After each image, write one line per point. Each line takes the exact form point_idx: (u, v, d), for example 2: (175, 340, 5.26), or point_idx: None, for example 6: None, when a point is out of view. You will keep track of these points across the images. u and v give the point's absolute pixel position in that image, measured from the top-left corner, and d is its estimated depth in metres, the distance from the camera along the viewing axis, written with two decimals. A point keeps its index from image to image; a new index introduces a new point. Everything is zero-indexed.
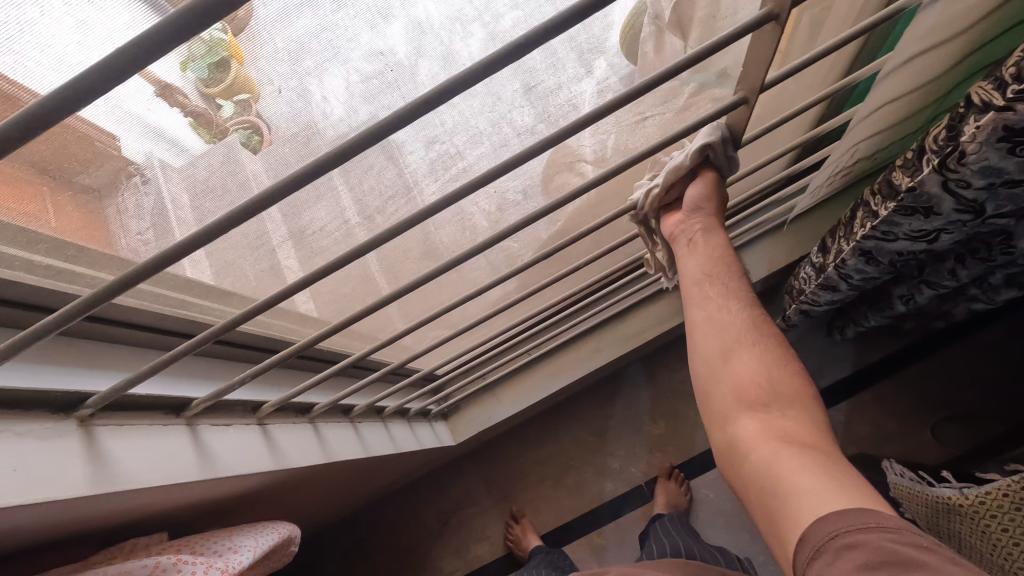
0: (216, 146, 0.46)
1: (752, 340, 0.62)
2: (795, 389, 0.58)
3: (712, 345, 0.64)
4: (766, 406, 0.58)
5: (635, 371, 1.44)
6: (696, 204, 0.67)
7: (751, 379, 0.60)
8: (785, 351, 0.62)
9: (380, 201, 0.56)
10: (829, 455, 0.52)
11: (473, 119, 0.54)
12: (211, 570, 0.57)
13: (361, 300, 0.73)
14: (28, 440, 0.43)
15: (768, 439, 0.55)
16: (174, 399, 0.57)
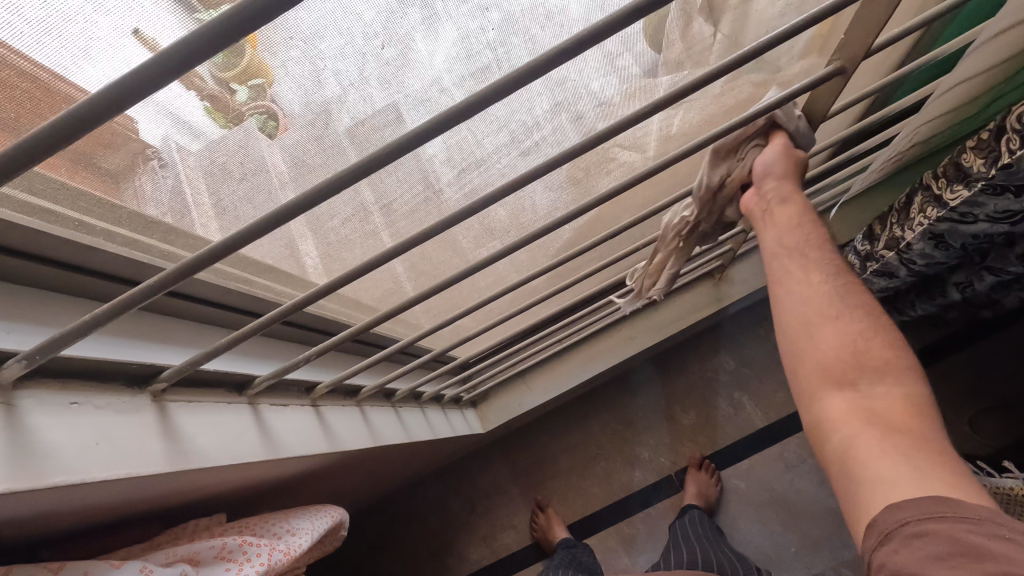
0: (233, 131, 0.42)
1: (840, 307, 0.50)
2: (888, 360, 0.48)
3: (792, 309, 0.53)
4: (852, 382, 0.48)
5: (666, 360, 1.42)
6: (767, 171, 0.55)
7: (834, 352, 0.49)
8: (877, 317, 0.50)
9: (406, 207, 0.56)
10: (921, 439, 0.44)
11: (491, 134, 0.53)
12: (276, 552, 0.55)
13: (419, 281, 0.72)
14: (106, 415, 0.41)
15: (846, 421, 0.47)
16: (238, 377, 0.55)
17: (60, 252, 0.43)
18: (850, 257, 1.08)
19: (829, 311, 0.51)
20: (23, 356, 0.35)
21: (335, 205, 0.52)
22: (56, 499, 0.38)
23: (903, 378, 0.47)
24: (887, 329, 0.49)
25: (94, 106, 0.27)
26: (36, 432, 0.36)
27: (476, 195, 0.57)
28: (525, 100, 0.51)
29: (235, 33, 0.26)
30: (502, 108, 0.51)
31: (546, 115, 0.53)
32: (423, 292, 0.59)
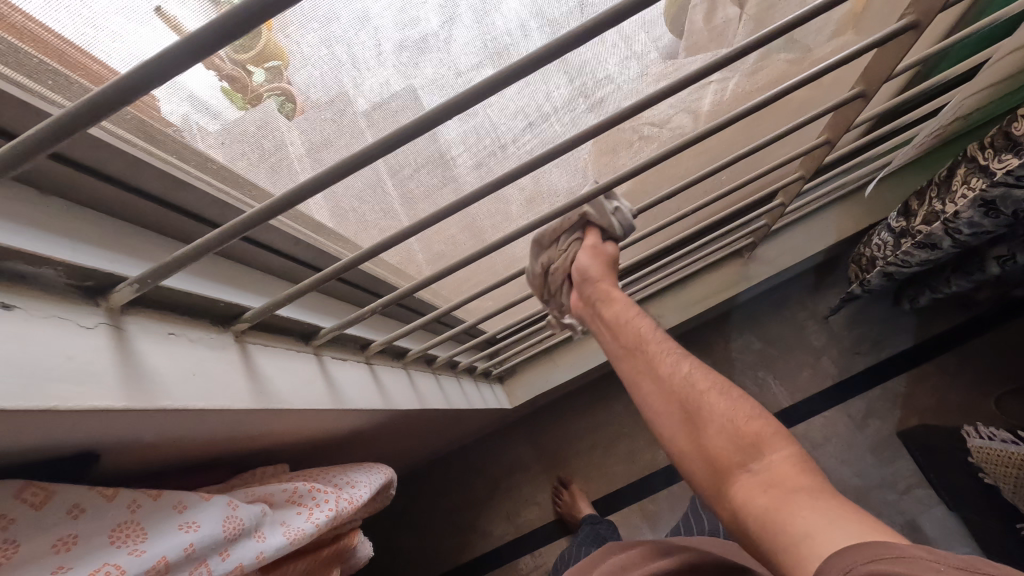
0: (251, 113, 0.41)
1: (701, 393, 0.56)
2: (758, 432, 0.51)
3: (665, 413, 0.58)
4: (742, 464, 0.50)
5: (690, 341, 1.43)
6: (584, 273, 0.67)
7: (714, 439, 0.53)
8: (732, 394, 0.55)
9: (472, 162, 0.57)
10: (818, 489, 0.46)
11: (506, 120, 0.54)
12: (341, 501, 0.56)
13: (470, 243, 0.72)
14: (199, 349, 0.41)
15: (754, 496, 0.48)
16: (306, 326, 0.56)
17: (157, 187, 0.40)
18: (883, 235, 1.08)
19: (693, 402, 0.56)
20: (136, 281, 0.35)
21: (398, 159, 0.53)
22: (157, 425, 0.38)
23: (780, 442, 0.51)
24: (747, 401, 0.55)
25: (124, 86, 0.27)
26: (141, 356, 0.36)
27: (489, 175, 0.58)
28: (543, 86, 0.52)
29: (238, 30, 0.26)
30: (518, 91, 0.51)
31: (564, 95, 0.53)
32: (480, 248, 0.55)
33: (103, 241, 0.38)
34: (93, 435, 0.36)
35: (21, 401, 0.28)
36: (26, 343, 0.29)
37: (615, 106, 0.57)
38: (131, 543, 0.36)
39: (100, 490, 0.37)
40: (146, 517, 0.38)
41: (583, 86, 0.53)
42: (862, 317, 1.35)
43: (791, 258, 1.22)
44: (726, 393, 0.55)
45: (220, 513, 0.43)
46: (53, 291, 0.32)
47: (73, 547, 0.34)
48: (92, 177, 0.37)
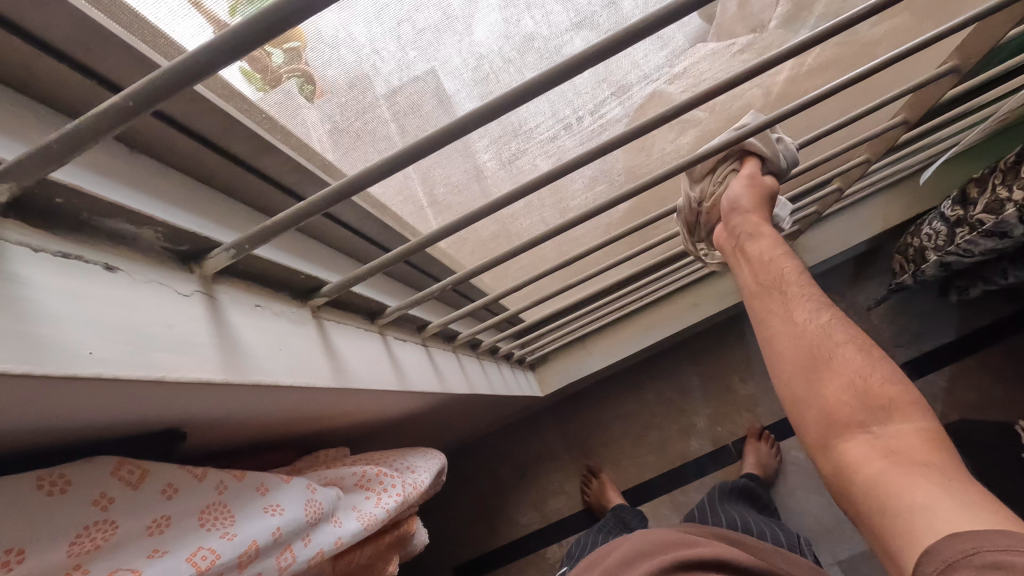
0: (270, 96, 0.38)
1: (833, 347, 0.52)
2: (892, 397, 0.48)
3: (790, 352, 0.55)
4: (863, 424, 0.48)
5: (724, 330, 1.40)
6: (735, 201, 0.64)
7: (838, 396, 0.50)
8: (875, 354, 0.51)
9: (516, 153, 0.55)
10: (947, 467, 0.43)
11: (537, 126, 0.53)
12: (406, 486, 0.54)
13: (529, 224, 0.70)
14: (282, 324, 0.39)
15: (873, 459, 0.46)
16: (373, 304, 0.53)
17: (238, 145, 0.37)
18: (935, 224, 1.04)
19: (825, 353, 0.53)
20: (232, 246, 0.32)
21: (451, 151, 0.52)
22: (244, 402, 0.36)
23: (914, 413, 0.47)
24: (888, 362, 0.51)
25: (190, 70, 0.21)
26: (233, 327, 0.34)
27: (518, 177, 0.57)
28: (566, 88, 0.51)
29: (286, 22, 0.21)
30: (546, 98, 0.51)
31: (588, 90, 0.52)
32: (531, 237, 0.52)
33: (185, 203, 0.35)
34: (184, 412, 0.33)
35: (130, 367, 0.25)
36: (132, 306, 0.27)
37: (653, 89, 0.55)
38: (221, 525, 0.35)
39: (190, 469, 0.36)
40: (232, 499, 0.37)
41: (616, 84, 0.53)
42: (903, 309, 1.32)
43: (835, 246, 1.18)
44: (866, 350, 0.51)
45: (302, 496, 0.41)
46: (147, 253, 0.30)
47: (166, 529, 0.32)
48: (176, 131, 0.34)
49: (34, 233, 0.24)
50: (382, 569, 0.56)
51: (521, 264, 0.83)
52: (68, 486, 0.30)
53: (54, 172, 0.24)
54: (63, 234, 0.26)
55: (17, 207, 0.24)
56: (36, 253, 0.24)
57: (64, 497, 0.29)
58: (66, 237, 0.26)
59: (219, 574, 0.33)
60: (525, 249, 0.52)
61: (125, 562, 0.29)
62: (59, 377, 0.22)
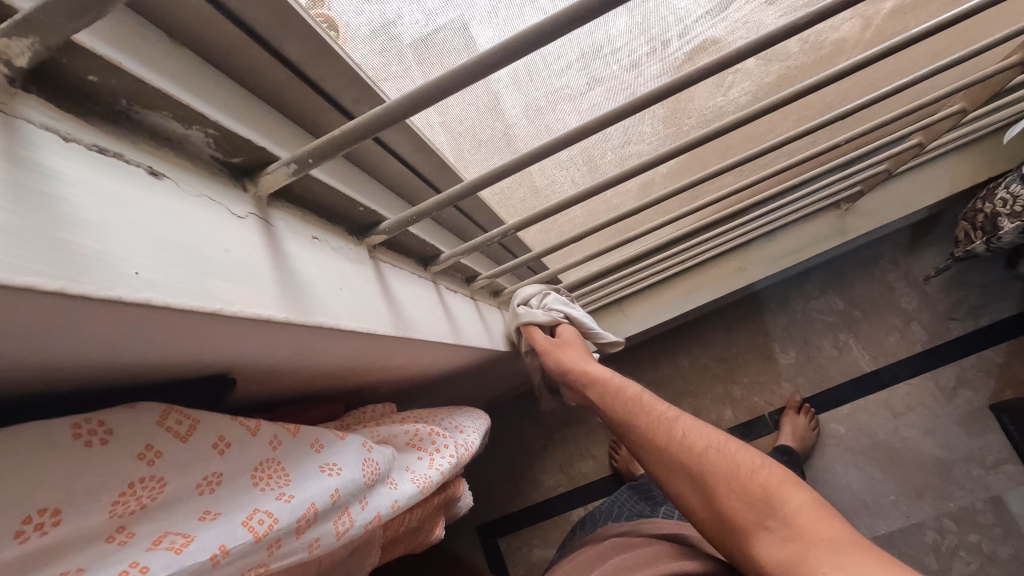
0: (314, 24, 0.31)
1: (697, 450, 0.53)
2: (766, 484, 0.48)
3: (670, 473, 0.54)
4: (758, 521, 0.46)
5: (767, 297, 1.34)
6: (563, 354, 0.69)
7: (724, 497, 0.49)
8: (730, 446, 0.53)
9: (550, 102, 0.49)
10: (844, 540, 0.41)
11: (560, 76, 0.47)
12: (458, 448, 0.50)
13: (589, 169, 0.65)
14: (342, 262, 0.34)
15: (778, 558, 0.43)
16: (427, 249, 0.48)
17: (292, 47, 0.31)
18: (1014, 187, 0.96)
19: (695, 461, 0.53)
20: (294, 159, 0.27)
21: (476, 98, 0.46)
22: (299, 349, 0.32)
23: (789, 490, 0.47)
24: (749, 450, 0.52)
25: None
26: (292, 259, 0.29)
27: (548, 134, 0.51)
28: (608, 30, 0.45)
29: None
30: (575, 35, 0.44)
31: (624, 40, 0.46)
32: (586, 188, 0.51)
33: (235, 110, 0.29)
34: (233, 356, 0.29)
35: (190, 298, 0.21)
36: (181, 219, 0.22)
37: (696, 39, 0.48)
38: (276, 486, 0.32)
39: (242, 422, 0.33)
40: (287, 456, 0.34)
41: (660, 35, 0.47)
42: (961, 281, 1.25)
43: (896, 210, 1.11)
44: (723, 447, 0.53)
45: (357, 455, 0.37)
46: (198, 161, 0.25)
47: (217, 488, 0.30)
48: (226, 20, 0.28)
49: (59, 116, 0.19)
50: (429, 532, 0.53)
51: (573, 217, 0.77)
52: (108, 437, 0.27)
53: (81, 34, 0.19)
54: (99, 125, 0.21)
55: (36, 79, 0.19)
56: (63, 142, 0.19)
57: (104, 451, 0.27)
58: (99, 128, 0.21)
59: (276, 540, 0.30)
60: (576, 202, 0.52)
61: (175, 525, 0.27)
62: (101, 299, 0.17)
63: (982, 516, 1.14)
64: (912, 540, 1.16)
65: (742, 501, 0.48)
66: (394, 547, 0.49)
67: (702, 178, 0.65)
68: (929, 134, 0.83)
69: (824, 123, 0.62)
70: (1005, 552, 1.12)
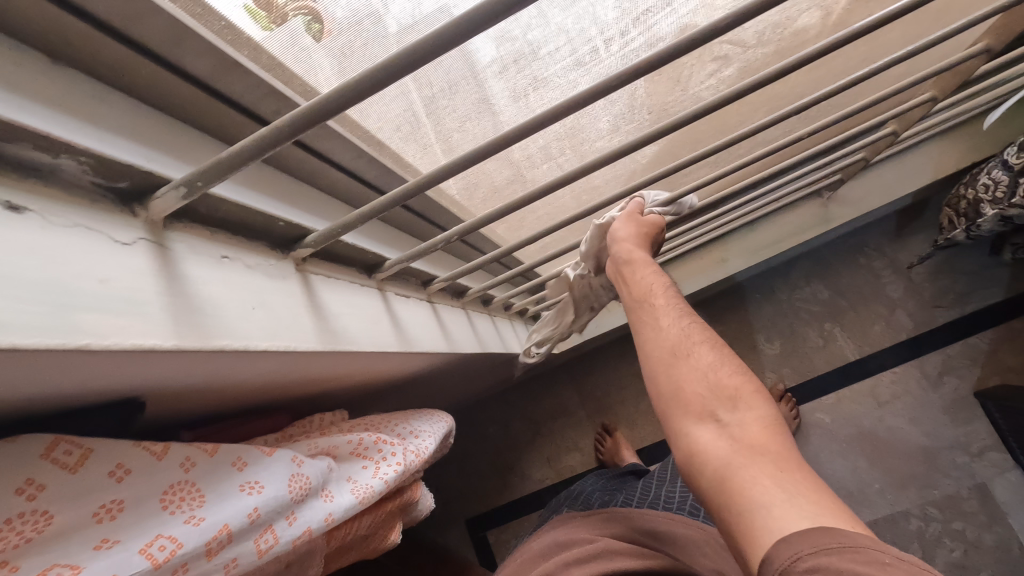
0: (275, 35, 0.33)
1: (691, 343, 0.53)
2: (737, 387, 0.48)
3: (659, 347, 0.54)
4: (712, 413, 0.47)
5: (752, 287, 1.33)
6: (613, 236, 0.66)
7: (687, 386, 0.50)
8: (723, 351, 0.52)
9: (530, 84, 0.47)
10: (789, 458, 0.42)
11: (513, 76, 0.47)
12: (408, 454, 0.50)
13: (548, 169, 0.64)
14: (257, 277, 0.34)
15: (716, 448, 0.45)
16: (370, 257, 0.48)
17: (197, 64, 0.31)
18: (994, 173, 0.95)
19: (682, 349, 0.53)
20: (182, 183, 0.27)
21: (452, 68, 0.44)
22: (210, 368, 0.32)
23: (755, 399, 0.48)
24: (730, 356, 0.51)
25: None
26: (190, 280, 0.28)
27: (532, 115, 0.49)
28: (554, 23, 0.44)
29: None
30: (555, 6, 0.43)
31: (609, 19, 0.45)
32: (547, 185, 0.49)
33: (133, 132, 0.29)
34: (135, 380, 0.29)
35: (47, 334, 0.21)
36: (44, 253, 0.22)
37: (639, 39, 0.47)
38: (187, 509, 0.32)
39: (147, 448, 0.33)
40: (203, 477, 0.34)
41: (603, 34, 0.46)
42: (947, 268, 1.23)
43: (878, 198, 1.09)
44: (718, 346, 0.52)
45: (285, 471, 0.37)
46: (71, 190, 0.25)
47: (118, 515, 0.30)
48: (114, 42, 0.27)
49: None
50: (382, 538, 0.53)
51: (541, 215, 0.77)
52: None
53: None
54: None
55: None
56: None
57: None
58: None
59: (183, 564, 0.30)
60: (530, 203, 0.50)
61: (65, 556, 0.27)
62: None
63: (967, 503, 1.14)
64: (897, 528, 1.16)
65: (706, 395, 0.48)
66: (344, 555, 0.49)
67: (664, 172, 0.63)
68: (902, 123, 0.81)
69: (784, 117, 0.61)
70: (989, 539, 1.12)
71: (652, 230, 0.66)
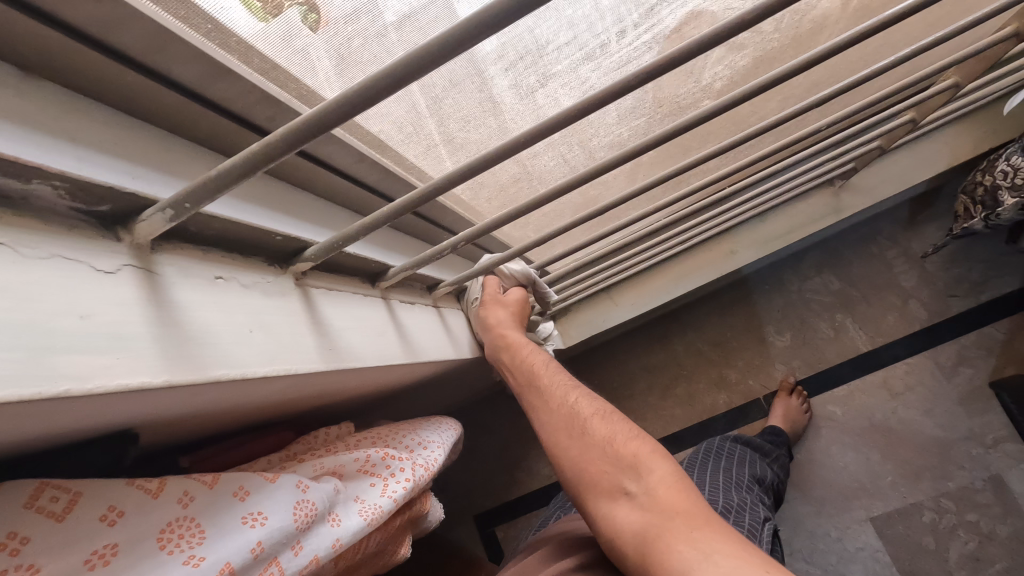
0: (272, 27, 0.31)
1: (583, 419, 0.54)
2: (637, 454, 0.49)
3: (553, 435, 0.56)
4: (620, 488, 0.48)
5: (762, 279, 1.31)
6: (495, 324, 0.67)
7: (595, 464, 0.50)
8: (614, 419, 0.54)
9: (540, 78, 0.45)
10: (698, 516, 0.43)
11: (519, 72, 0.44)
12: (417, 468, 0.48)
13: (559, 167, 0.61)
14: (253, 296, 0.32)
15: (632, 525, 0.45)
16: (373, 266, 0.46)
17: (184, 71, 0.29)
18: (1014, 160, 0.92)
19: (575, 429, 0.54)
20: (168, 205, 0.25)
21: (456, 69, 0.42)
22: (211, 396, 0.30)
23: (657, 461, 0.49)
24: (625, 423, 0.53)
25: None
26: (181, 308, 0.26)
27: (560, 103, 0.47)
28: (548, 26, 0.42)
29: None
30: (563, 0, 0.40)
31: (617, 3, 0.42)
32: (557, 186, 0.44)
33: (120, 146, 0.27)
34: (130, 415, 0.28)
35: (19, 385, 0.19)
36: (17, 293, 0.20)
37: (655, 30, 0.45)
38: (186, 547, 0.30)
39: (140, 486, 0.32)
40: (203, 510, 0.33)
41: (614, 28, 0.43)
42: (961, 257, 1.21)
43: (893, 187, 1.07)
44: (610, 419, 0.54)
45: (290, 498, 0.36)
46: (52, 220, 0.23)
47: (112, 560, 0.29)
48: (94, 51, 0.25)
49: None
50: (392, 553, 0.51)
51: (548, 212, 0.75)
52: None
53: None
54: None
55: None
56: None
57: None
58: None
59: None
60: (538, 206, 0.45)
61: None
62: None
63: (981, 495, 1.12)
64: (910, 521, 1.15)
65: (610, 473, 0.49)
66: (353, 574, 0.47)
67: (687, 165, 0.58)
68: (921, 111, 0.78)
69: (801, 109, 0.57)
70: (1004, 531, 1.10)
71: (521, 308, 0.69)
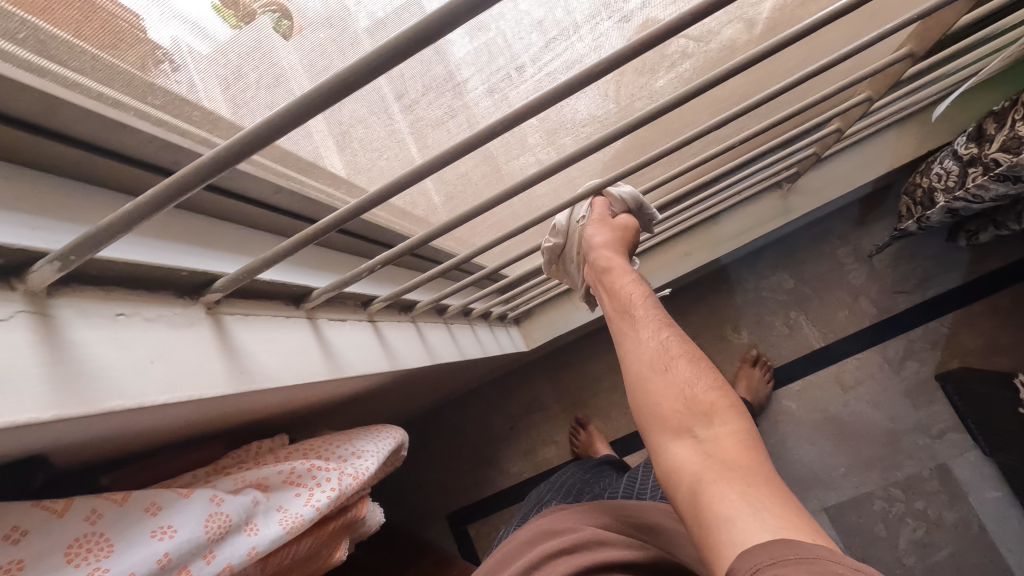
0: (244, 33, 0.34)
1: (669, 358, 0.58)
2: (714, 403, 0.53)
3: (638, 363, 0.59)
4: (690, 429, 0.52)
5: (720, 278, 1.35)
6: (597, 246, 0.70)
7: (671, 402, 0.54)
8: (702, 364, 0.57)
9: (448, 107, 0.47)
10: (757, 471, 0.46)
11: (421, 104, 0.46)
12: (345, 476, 0.51)
13: (488, 188, 0.64)
14: (157, 327, 0.35)
15: (692, 463, 0.50)
16: (295, 288, 0.49)
17: None
18: (945, 163, 0.96)
19: (659, 364, 0.58)
20: (55, 257, 0.27)
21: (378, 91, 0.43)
22: (115, 423, 0.33)
23: (732, 415, 0.52)
24: (712, 372, 0.56)
25: None
26: (75, 345, 0.29)
27: (472, 128, 0.50)
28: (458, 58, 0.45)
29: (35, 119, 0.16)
30: None
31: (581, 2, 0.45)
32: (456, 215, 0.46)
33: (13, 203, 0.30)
34: (33, 444, 0.31)
35: None
36: None
37: (554, 63, 0.48)
38: (92, 561, 0.34)
39: (46, 506, 0.35)
40: (112, 527, 0.36)
41: (513, 62, 0.47)
42: (908, 255, 1.25)
43: (837, 188, 1.10)
44: (701, 363, 0.57)
45: (201, 513, 0.39)
46: None
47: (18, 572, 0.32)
48: None
49: None
50: (327, 556, 0.54)
51: (490, 224, 0.78)
52: None
53: None
54: None
55: None
56: None
57: None
58: None
59: None
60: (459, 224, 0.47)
61: None
62: None
63: (928, 483, 1.17)
64: (862, 509, 1.19)
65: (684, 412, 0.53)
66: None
67: (624, 170, 0.56)
68: (845, 121, 0.82)
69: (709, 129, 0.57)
70: (950, 517, 1.15)
71: (627, 234, 0.71)
